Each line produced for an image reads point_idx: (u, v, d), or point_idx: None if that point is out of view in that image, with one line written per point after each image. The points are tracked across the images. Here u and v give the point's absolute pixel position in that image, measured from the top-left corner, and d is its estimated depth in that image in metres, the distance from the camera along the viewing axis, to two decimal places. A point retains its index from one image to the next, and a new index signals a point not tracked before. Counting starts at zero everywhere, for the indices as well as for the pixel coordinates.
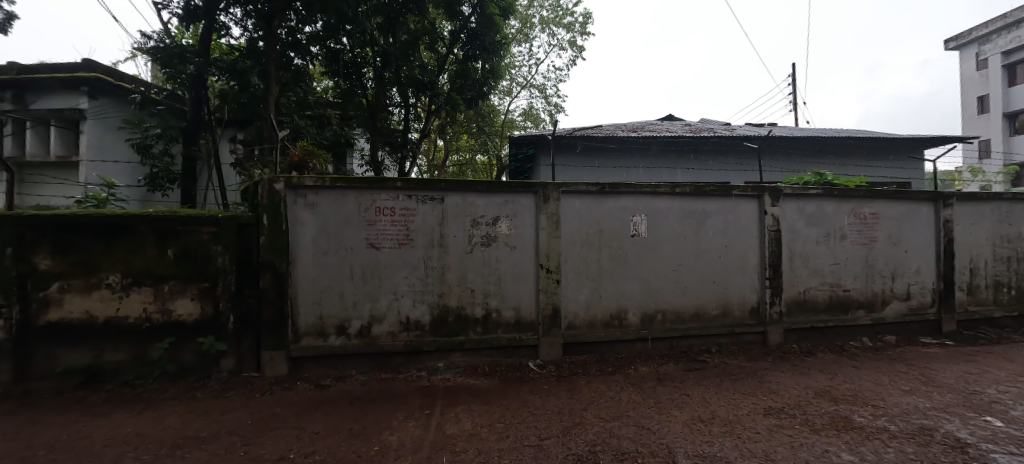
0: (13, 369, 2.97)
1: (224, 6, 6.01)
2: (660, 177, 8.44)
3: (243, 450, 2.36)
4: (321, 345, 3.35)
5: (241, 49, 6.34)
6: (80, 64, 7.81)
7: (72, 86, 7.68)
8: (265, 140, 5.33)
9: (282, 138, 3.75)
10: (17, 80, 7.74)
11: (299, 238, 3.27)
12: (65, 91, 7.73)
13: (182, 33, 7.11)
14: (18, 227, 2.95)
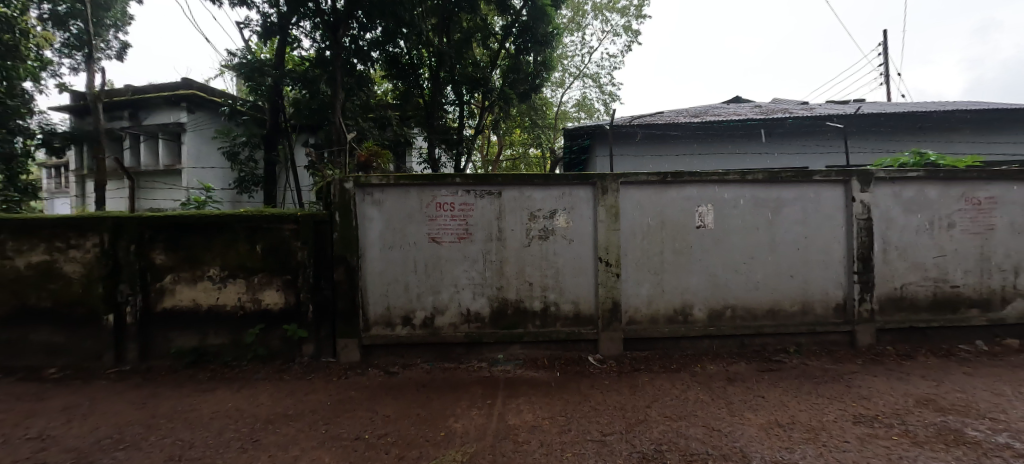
0: (140, 348, 3.49)
1: (295, 20, 6.55)
2: (728, 166, 7.93)
3: (325, 430, 2.59)
4: (389, 334, 3.54)
5: (310, 59, 6.85)
6: (180, 83, 8.96)
7: (174, 103, 8.83)
8: (335, 142, 5.72)
9: (349, 140, 3.99)
10: (133, 100, 9.02)
11: (367, 233, 3.47)
12: (169, 108, 8.90)
13: (261, 49, 7.83)
14: (139, 226, 3.42)
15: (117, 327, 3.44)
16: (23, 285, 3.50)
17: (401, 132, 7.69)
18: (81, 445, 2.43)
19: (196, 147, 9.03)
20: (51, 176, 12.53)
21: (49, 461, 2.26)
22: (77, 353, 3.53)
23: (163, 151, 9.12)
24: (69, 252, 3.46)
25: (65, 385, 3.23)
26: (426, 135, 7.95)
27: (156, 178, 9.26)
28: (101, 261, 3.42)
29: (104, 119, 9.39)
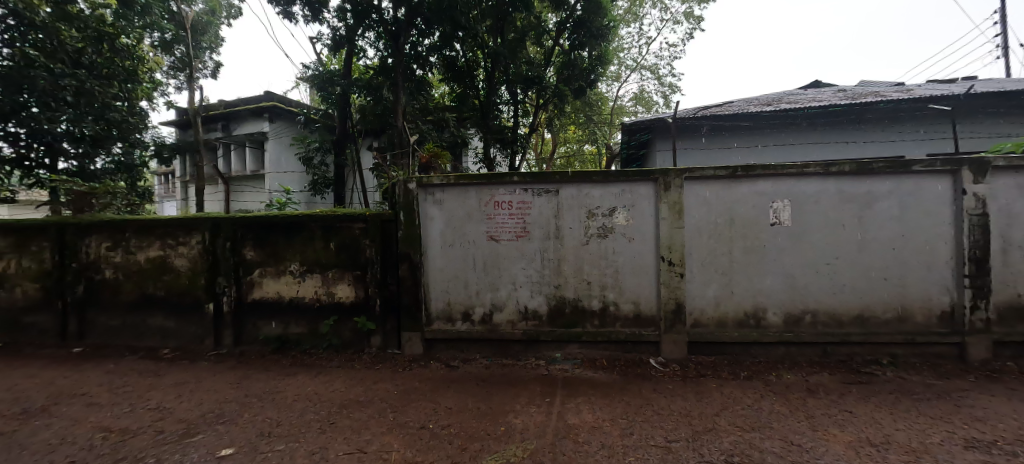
0: (234, 335, 3.92)
1: (361, 32, 7.00)
2: (807, 157, 7.31)
3: (393, 417, 2.74)
4: (450, 329, 3.66)
5: (375, 67, 7.31)
6: (263, 97, 9.96)
7: (258, 114, 9.83)
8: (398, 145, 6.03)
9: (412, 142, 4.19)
10: (225, 113, 10.15)
11: (429, 232, 3.61)
12: (254, 119, 9.92)
13: (331, 60, 8.44)
14: (234, 225, 3.84)
15: (217, 315, 3.90)
16: (144, 277, 4.07)
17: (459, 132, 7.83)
18: (191, 417, 2.79)
19: (277, 153, 9.96)
20: (162, 182, 14.46)
21: (167, 430, 2.62)
22: (185, 336, 4.05)
23: (250, 158, 10.18)
24: (179, 248, 3.96)
25: (176, 363, 3.72)
26: (482, 135, 8.12)
27: (244, 183, 10.34)
28: (204, 256, 3.89)
29: (202, 131, 10.65)
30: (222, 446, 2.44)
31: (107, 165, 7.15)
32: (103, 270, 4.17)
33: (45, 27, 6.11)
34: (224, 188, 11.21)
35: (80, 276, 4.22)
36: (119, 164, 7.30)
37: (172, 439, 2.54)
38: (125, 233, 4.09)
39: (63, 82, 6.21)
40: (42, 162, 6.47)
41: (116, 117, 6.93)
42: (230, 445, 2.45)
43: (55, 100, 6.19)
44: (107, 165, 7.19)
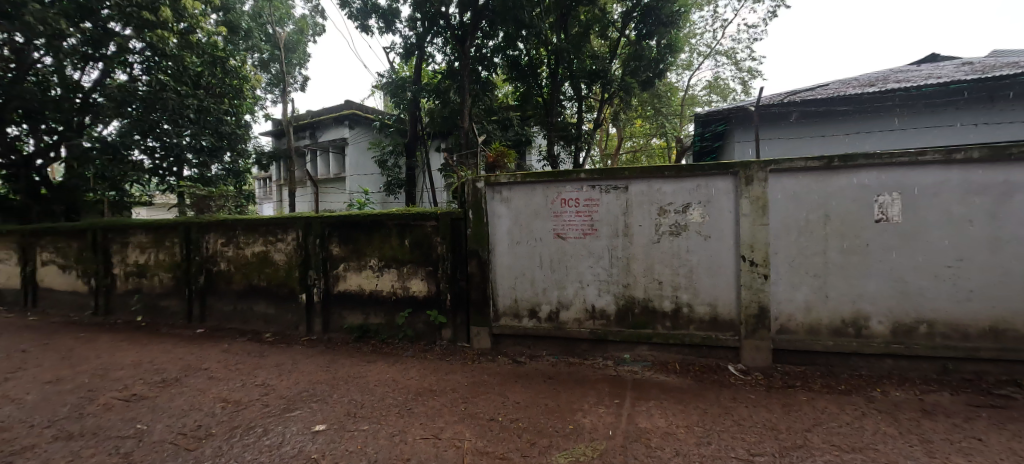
0: (323, 322, 4.34)
1: (430, 39, 7.43)
2: (922, 142, 6.39)
3: (464, 407, 2.87)
4: (517, 325, 3.74)
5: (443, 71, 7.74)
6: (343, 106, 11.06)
7: (340, 122, 10.96)
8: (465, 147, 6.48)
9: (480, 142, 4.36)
10: (313, 122, 11.59)
11: (497, 229, 3.70)
12: (336, 126, 11.08)
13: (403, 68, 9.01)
14: (322, 224, 4.24)
15: (310, 304, 4.35)
16: (251, 269, 4.65)
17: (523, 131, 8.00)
18: (290, 394, 3.15)
19: (355, 156, 10.97)
20: (261, 185, 16.42)
21: (272, 405, 2.98)
22: (283, 323, 4.57)
23: (333, 162, 11.37)
24: (278, 244, 4.47)
25: (277, 346, 4.21)
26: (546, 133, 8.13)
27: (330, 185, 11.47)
28: (297, 251, 4.34)
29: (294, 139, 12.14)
30: (315, 423, 2.73)
31: (219, 172, 8.32)
32: (219, 262, 4.83)
33: (174, 56, 7.26)
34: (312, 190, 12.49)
35: (202, 267, 4.94)
36: (228, 171, 8.48)
37: (276, 412, 2.89)
38: (236, 230, 4.70)
39: (187, 102, 7.31)
40: (173, 170, 7.71)
41: (227, 130, 8.04)
42: (323, 422, 2.73)
43: (182, 117, 7.30)
44: (222, 172, 8.41)
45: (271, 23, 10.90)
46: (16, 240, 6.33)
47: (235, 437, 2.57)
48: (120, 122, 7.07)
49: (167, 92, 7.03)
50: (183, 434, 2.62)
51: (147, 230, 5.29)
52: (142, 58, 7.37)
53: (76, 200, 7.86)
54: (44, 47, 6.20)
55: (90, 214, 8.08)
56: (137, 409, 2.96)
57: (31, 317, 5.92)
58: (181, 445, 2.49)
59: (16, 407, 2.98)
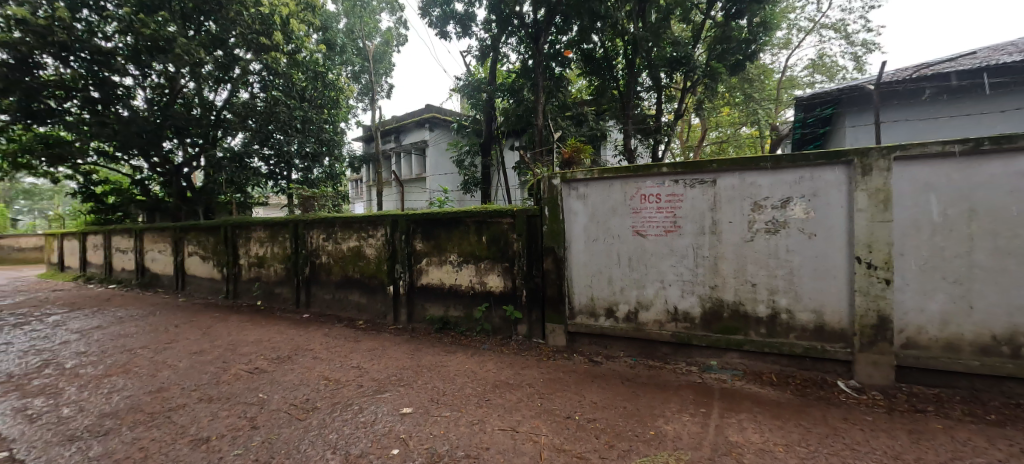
0: (408, 313, 4.68)
1: (505, 39, 7.81)
2: None
3: (540, 403, 2.89)
4: (593, 324, 3.71)
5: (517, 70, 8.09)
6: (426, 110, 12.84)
7: (420, 125, 12.45)
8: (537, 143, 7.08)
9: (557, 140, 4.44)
10: (397, 127, 13.26)
11: (573, 227, 3.74)
12: (417, 129, 12.58)
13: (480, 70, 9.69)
14: (407, 222, 4.55)
15: (396, 296, 4.73)
16: (347, 262, 5.16)
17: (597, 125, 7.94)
18: (380, 377, 3.44)
19: (435, 157, 12.18)
20: (354, 187, 18.11)
21: (365, 386, 3.28)
22: (374, 312, 5.00)
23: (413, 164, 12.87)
24: (369, 240, 4.90)
25: (368, 332, 4.62)
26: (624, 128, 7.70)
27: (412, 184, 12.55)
28: (385, 247, 4.71)
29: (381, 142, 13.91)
30: (402, 406, 2.95)
31: (320, 174, 9.37)
32: (320, 256, 5.44)
33: (284, 73, 8.24)
34: (397, 189, 13.70)
35: (307, 259, 5.59)
36: (327, 174, 9.44)
37: (369, 393, 3.18)
38: (334, 227, 5.23)
39: (295, 114, 8.46)
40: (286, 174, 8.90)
41: (326, 136, 9.17)
42: (409, 406, 2.94)
43: (290, 128, 8.46)
44: (322, 174, 9.36)
45: (361, 37, 12.46)
46: (171, 235, 7.74)
47: (336, 412, 2.88)
48: (245, 134, 8.30)
49: (280, 107, 8.18)
50: (295, 405, 3.00)
51: (264, 227, 6.12)
52: (260, 74, 8.39)
53: (213, 202, 9.36)
54: (188, 77, 7.52)
55: (222, 213, 9.59)
56: (259, 380, 3.45)
57: (182, 298, 7.19)
58: (294, 415, 2.86)
59: (174, 371, 3.65)
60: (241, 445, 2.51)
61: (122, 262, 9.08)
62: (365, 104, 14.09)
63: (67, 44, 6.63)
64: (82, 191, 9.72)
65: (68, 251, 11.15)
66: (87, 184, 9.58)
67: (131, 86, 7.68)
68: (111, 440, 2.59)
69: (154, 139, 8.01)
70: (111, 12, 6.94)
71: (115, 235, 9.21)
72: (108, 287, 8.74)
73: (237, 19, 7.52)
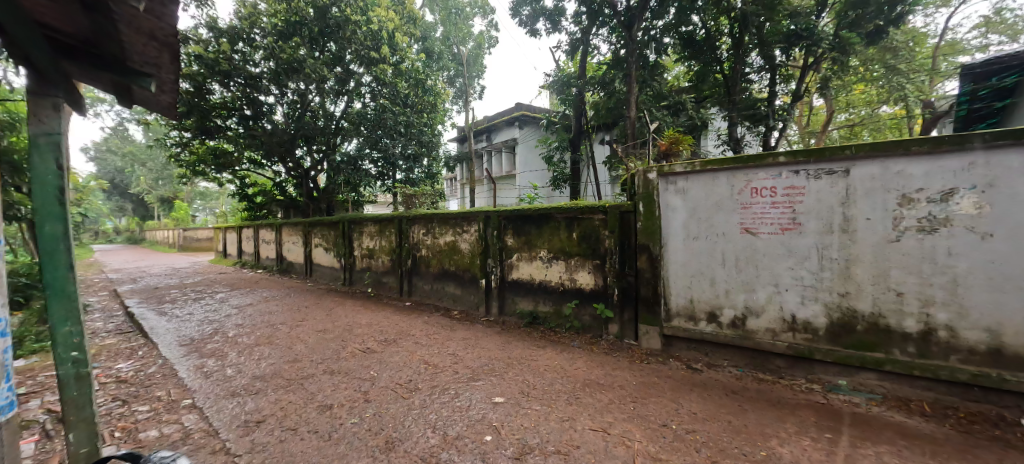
0: (499, 306, 4.90)
1: (597, 31, 8.20)
2: None
3: (633, 407, 2.78)
4: (693, 329, 3.46)
5: (609, 60, 8.55)
6: (517, 109, 14.19)
7: (511, 123, 13.82)
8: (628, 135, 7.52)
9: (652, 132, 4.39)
10: (489, 127, 14.85)
11: (670, 223, 3.55)
12: (507, 127, 14.00)
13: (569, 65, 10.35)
14: (499, 218, 4.77)
15: (488, 289, 4.98)
16: (444, 255, 5.57)
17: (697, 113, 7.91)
18: (474, 366, 3.61)
19: (524, 154, 13.52)
20: (448, 185, 19.46)
21: (461, 373, 3.48)
22: (468, 303, 5.31)
23: (505, 161, 14.34)
24: (464, 235, 5.22)
25: (463, 322, 4.91)
26: (728, 114, 7.85)
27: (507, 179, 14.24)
28: (479, 242, 4.98)
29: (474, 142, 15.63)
30: (495, 395, 3.06)
31: (421, 173, 10.60)
32: (421, 249, 5.93)
33: (390, 82, 9.18)
34: (489, 186, 14.75)
35: (409, 253, 6.13)
36: (426, 174, 10.77)
37: (464, 379, 3.36)
38: (432, 222, 5.66)
39: (399, 120, 9.51)
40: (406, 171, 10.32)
41: (425, 138, 10.28)
42: (501, 395, 3.04)
43: (396, 132, 9.63)
44: (423, 175, 10.77)
45: (456, 43, 13.49)
46: (302, 229, 9.05)
47: (435, 394, 3.10)
48: (358, 140, 9.50)
49: (387, 114, 9.33)
50: (400, 384, 3.29)
51: (374, 222, 6.85)
52: (370, 86, 9.40)
53: (334, 200, 10.57)
54: (315, 92, 8.92)
55: (340, 210, 10.93)
56: (371, 359, 3.87)
57: (310, 283, 8.42)
58: (399, 393, 3.14)
59: (305, 345, 4.26)
60: (357, 415, 2.83)
61: (266, 251, 10.89)
62: (459, 106, 15.59)
63: (229, 71, 8.19)
64: (238, 192, 11.80)
65: (229, 241, 13.72)
66: (241, 188, 11.63)
67: (272, 103, 9.00)
68: (261, 398, 3.11)
69: (290, 147, 9.32)
70: (258, 43, 8.39)
71: (261, 228, 11.07)
72: (256, 271, 10.54)
73: (351, 38, 8.62)
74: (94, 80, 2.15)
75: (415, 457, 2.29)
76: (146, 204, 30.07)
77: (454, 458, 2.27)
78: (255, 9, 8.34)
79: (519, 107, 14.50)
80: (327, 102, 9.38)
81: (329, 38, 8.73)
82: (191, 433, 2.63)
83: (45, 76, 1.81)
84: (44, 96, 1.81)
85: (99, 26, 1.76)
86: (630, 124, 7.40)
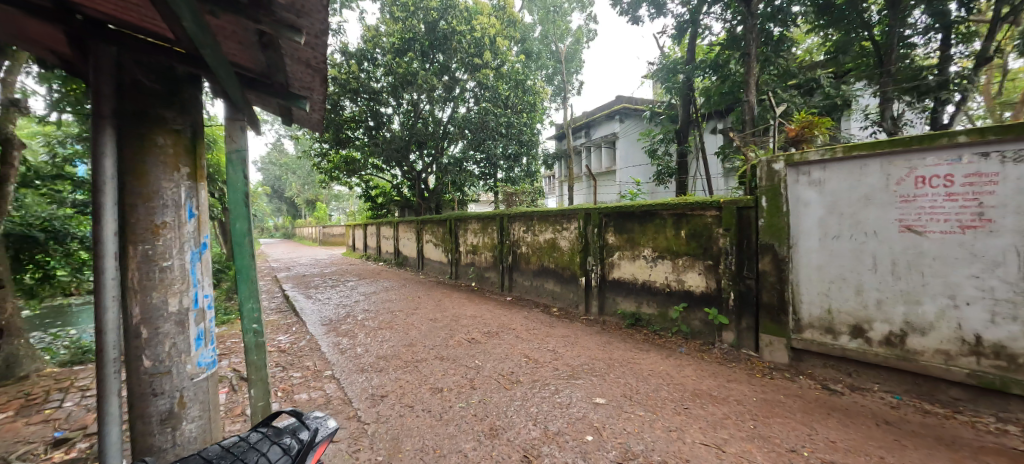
0: (599, 305, 4.86)
1: (708, 8, 7.70)
2: None
3: (753, 425, 2.48)
4: (831, 344, 2.98)
5: (724, 39, 7.97)
6: (617, 102, 14.40)
7: (610, 117, 14.11)
8: (747, 121, 7.13)
9: (778, 117, 3.90)
10: (588, 122, 15.37)
11: (802, 221, 3.12)
12: (606, 121, 14.38)
13: (675, 51, 10.20)
14: (601, 215, 4.77)
15: (588, 287, 4.98)
16: (543, 252, 5.72)
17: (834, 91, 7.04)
18: (574, 364, 3.61)
19: (626, 149, 13.71)
20: (546, 184, 19.90)
21: (560, 370, 3.50)
22: (568, 300, 5.34)
23: (605, 156, 14.65)
24: (564, 232, 5.33)
25: (563, 319, 4.96)
26: (881, 88, 6.61)
27: (608, 174, 14.54)
28: (579, 239, 5.03)
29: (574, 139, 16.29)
30: (596, 395, 3.01)
31: (520, 172, 11.19)
32: (521, 246, 6.18)
33: (492, 86, 9.79)
34: (589, 182, 14.98)
35: (511, 249, 6.41)
36: (526, 172, 11.17)
37: (564, 376, 3.37)
38: (534, 220, 5.88)
39: (500, 121, 10.08)
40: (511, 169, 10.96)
41: (525, 138, 10.68)
42: (602, 397, 2.98)
43: (497, 133, 10.27)
44: (523, 173, 11.19)
45: (554, 41, 13.55)
46: (415, 227, 10.04)
47: (536, 388, 3.16)
48: (463, 142, 10.47)
49: (489, 116, 9.95)
50: (503, 375, 3.43)
51: (479, 220, 7.31)
52: (473, 90, 10.15)
53: (441, 200, 11.50)
54: (425, 101, 9.87)
55: (447, 209, 11.84)
56: (476, 348, 4.13)
57: (423, 275, 9.35)
58: (502, 384, 3.27)
59: (419, 332, 4.72)
60: (464, 400, 3.03)
61: (385, 245, 12.37)
62: (558, 104, 15.77)
63: (357, 89, 9.49)
64: (364, 195, 13.62)
65: (357, 237, 15.90)
66: (366, 191, 13.41)
67: (390, 114, 10.07)
68: (385, 375, 3.53)
69: (405, 153, 10.40)
70: (379, 62, 9.56)
71: (382, 226, 12.61)
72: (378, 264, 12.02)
73: (457, 48, 9.44)
74: (267, 100, 2.33)
75: (517, 447, 2.37)
76: (295, 206, 36.44)
77: (556, 453, 2.30)
78: (377, 32, 9.50)
79: (619, 99, 14.63)
80: (436, 110, 10.33)
81: (438, 50, 9.60)
82: (332, 400, 3.11)
83: (236, 104, 2.01)
84: (236, 121, 2.04)
85: (274, 62, 1.83)
86: (748, 109, 6.95)
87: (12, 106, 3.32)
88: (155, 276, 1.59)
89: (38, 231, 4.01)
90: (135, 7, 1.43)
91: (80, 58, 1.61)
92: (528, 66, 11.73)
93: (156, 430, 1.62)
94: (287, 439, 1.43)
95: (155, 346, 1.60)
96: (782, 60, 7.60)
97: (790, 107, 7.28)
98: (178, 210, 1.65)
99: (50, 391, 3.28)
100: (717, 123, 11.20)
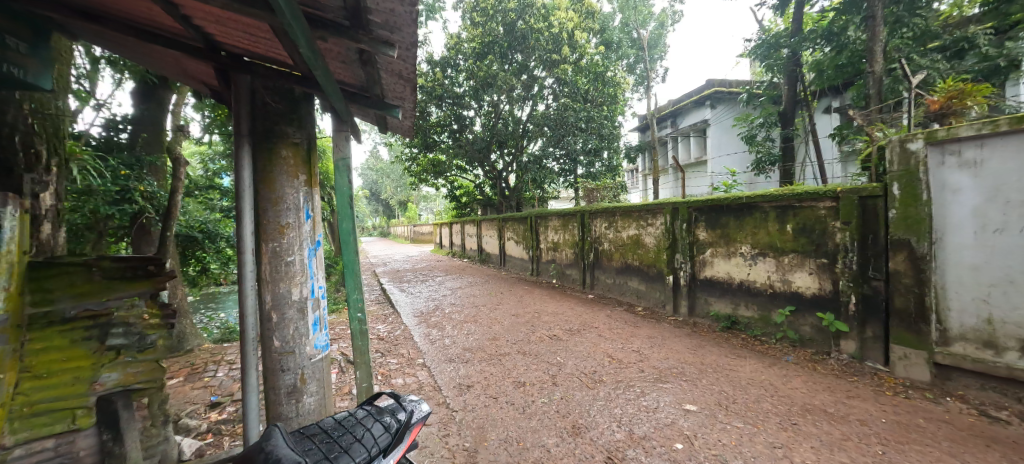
0: (689, 306, 4.57)
1: None
2: None
3: (882, 451, 2.12)
4: (993, 361, 2.45)
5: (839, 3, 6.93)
6: (708, 85, 13.37)
7: (700, 103, 13.20)
8: (872, 96, 6.16)
9: (914, 87, 3.29)
10: (674, 111, 14.51)
11: (949, 211, 2.59)
12: (695, 108, 13.49)
13: (777, 24, 9.12)
14: (690, 210, 4.45)
15: (676, 287, 4.71)
16: (627, 249, 5.53)
17: (996, 50, 6.22)
18: (661, 366, 3.43)
19: (718, 136, 12.69)
20: (629, 178, 19.21)
21: (645, 372, 3.36)
22: (655, 299, 5.10)
23: (694, 146, 13.72)
24: (648, 228, 5.11)
25: (648, 319, 4.76)
26: None
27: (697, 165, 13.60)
28: (665, 235, 4.77)
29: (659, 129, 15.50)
30: (686, 401, 2.82)
31: (601, 167, 10.99)
32: (604, 243, 6.05)
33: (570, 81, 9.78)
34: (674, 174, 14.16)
35: (593, 246, 6.32)
36: (607, 167, 10.91)
37: (650, 379, 3.22)
38: (618, 216, 5.71)
39: (580, 115, 10.01)
40: (591, 164, 10.78)
41: (605, 131, 10.45)
42: (694, 404, 2.78)
43: (577, 128, 10.20)
44: (603, 168, 10.94)
45: (635, 28, 12.95)
46: (497, 225, 10.39)
47: (621, 389, 3.07)
48: (543, 140, 10.59)
49: (569, 111, 9.94)
50: (585, 374, 3.39)
51: (559, 217, 7.31)
52: (552, 87, 10.21)
53: (523, 198, 11.91)
54: (505, 101, 10.15)
55: (527, 206, 12.07)
56: (557, 345, 4.15)
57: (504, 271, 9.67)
58: (585, 382, 3.23)
59: (502, 326, 4.87)
60: (547, 395, 3.06)
61: (469, 242, 13.01)
62: (640, 93, 15.12)
63: (440, 94, 10.07)
64: (449, 196, 14.49)
65: (443, 235, 16.92)
66: (450, 190, 14.23)
67: (472, 117, 10.49)
68: (471, 367, 3.70)
69: (486, 153, 10.82)
70: (461, 67, 10.02)
71: (466, 224, 13.29)
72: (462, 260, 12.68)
73: (536, 46, 9.52)
74: (366, 111, 2.54)
75: (601, 448, 2.32)
76: (387, 208, 39.86)
77: (642, 457, 2.21)
78: (459, 39, 9.94)
79: (710, 83, 13.54)
80: (515, 109, 10.58)
81: (517, 50, 9.78)
82: (424, 386, 3.35)
83: (341, 117, 2.23)
84: (342, 132, 2.28)
85: (372, 76, 1.99)
86: (872, 83, 5.98)
87: (180, 130, 4.08)
88: (282, 269, 1.85)
89: (197, 232, 4.85)
90: (261, 38, 1.66)
91: (224, 87, 1.94)
92: (608, 57, 11.43)
93: (283, 400, 1.89)
94: (387, 418, 1.57)
95: (284, 328, 1.86)
96: (918, 19, 6.41)
97: (931, 74, 6.28)
98: (297, 211, 1.89)
99: (208, 364, 4.02)
100: (831, 101, 9.83)
